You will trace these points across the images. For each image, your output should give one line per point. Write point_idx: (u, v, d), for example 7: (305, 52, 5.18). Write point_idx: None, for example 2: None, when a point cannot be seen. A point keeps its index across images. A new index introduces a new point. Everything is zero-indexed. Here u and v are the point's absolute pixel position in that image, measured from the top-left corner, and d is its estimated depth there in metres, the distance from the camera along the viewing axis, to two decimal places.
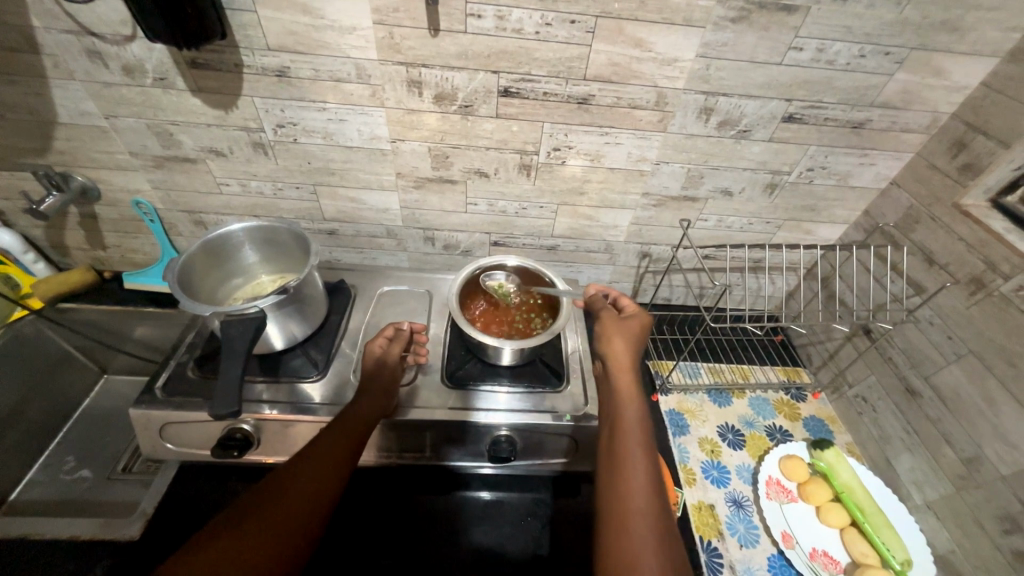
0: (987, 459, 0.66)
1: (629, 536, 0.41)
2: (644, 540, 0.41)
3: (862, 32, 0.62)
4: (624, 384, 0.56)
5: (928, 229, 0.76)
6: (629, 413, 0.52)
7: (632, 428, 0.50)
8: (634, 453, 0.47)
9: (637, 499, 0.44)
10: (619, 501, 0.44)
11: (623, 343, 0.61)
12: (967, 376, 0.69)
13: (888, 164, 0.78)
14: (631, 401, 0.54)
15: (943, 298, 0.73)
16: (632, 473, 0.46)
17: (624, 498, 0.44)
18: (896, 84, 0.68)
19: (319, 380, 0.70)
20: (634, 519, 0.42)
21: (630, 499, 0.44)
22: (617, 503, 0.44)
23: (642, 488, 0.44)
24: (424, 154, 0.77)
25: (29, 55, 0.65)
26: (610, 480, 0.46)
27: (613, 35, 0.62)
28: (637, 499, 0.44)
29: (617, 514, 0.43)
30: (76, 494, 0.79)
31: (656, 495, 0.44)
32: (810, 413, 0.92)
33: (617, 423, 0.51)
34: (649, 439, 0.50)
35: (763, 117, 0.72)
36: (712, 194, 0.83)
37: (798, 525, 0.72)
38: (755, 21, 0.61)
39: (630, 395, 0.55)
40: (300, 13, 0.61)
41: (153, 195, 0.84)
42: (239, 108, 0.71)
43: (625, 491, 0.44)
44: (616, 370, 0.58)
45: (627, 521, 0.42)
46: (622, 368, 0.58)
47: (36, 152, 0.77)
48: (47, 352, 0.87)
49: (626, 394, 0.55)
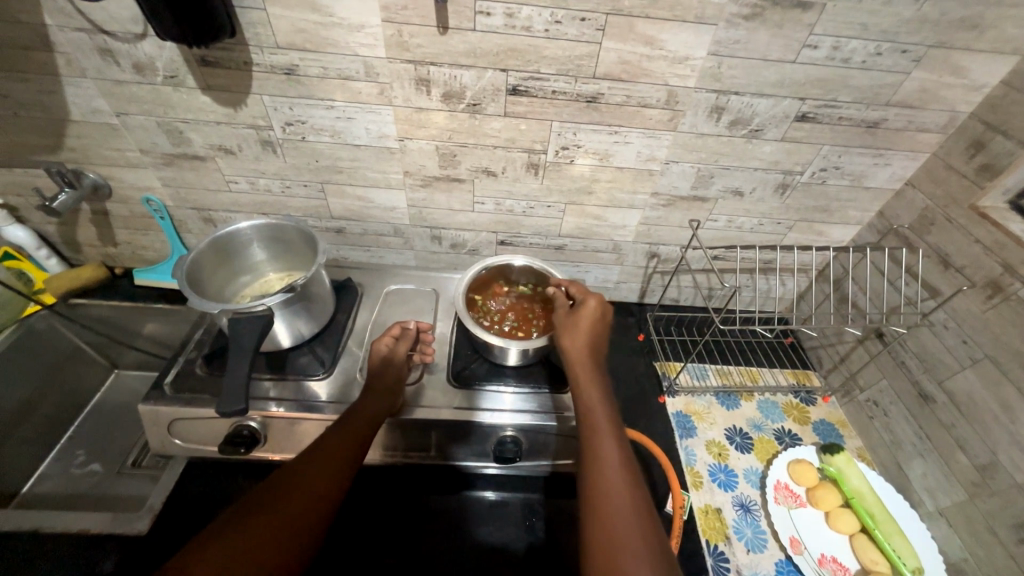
0: (1002, 466, 0.65)
1: (606, 521, 0.43)
2: (621, 518, 0.43)
3: (879, 30, 0.61)
4: (587, 374, 0.58)
5: (943, 231, 0.74)
6: (593, 402, 0.55)
7: (598, 416, 0.53)
8: (603, 438, 0.50)
9: (610, 481, 0.46)
10: (594, 487, 0.46)
11: (579, 333, 0.62)
12: (983, 381, 0.68)
13: (903, 164, 0.77)
14: (593, 388, 0.56)
15: (959, 302, 0.72)
16: (603, 456, 0.48)
17: (598, 484, 0.46)
18: (914, 82, 0.66)
19: (325, 378, 0.70)
20: (609, 501, 0.45)
21: (602, 481, 0.46)
22: (593, 489, 0.46)
23: (615, 467, 0.47)
24: (432, 152, 0.77)
25: (42, 53, 0.66)
26: (587, 469, 0.48)
27: (624, 32, 0.61)
28: (611, 481, 0.46)
29: (594, 500, 0.45)
30: (86, 488, 0.80)
31: (628, 475, 0.47)
32: (820, 417, 0.90)
33: (583, 415, 0.54)
34: (616, 424, 0.52)
35: (775, 117, 0.71)
36: (722, 194, 0.82)
37: (807, 531, 0.71)
38: (769, 18, 0.60)
39: (591, 383, 0.57)
40: (309, 11, 0.61)
41: (163, 193, 0.85)
42: (248, 106, 0.71)
43: (598, 476, 0.47)
44: (576, 363, 0.59)
45: (603, 504, 0.45)
46: (582, 358, 0.59)
47: (49, 149, 0.78)
48: (59, 347, 0.89)
49: (588, 383, 0.57)
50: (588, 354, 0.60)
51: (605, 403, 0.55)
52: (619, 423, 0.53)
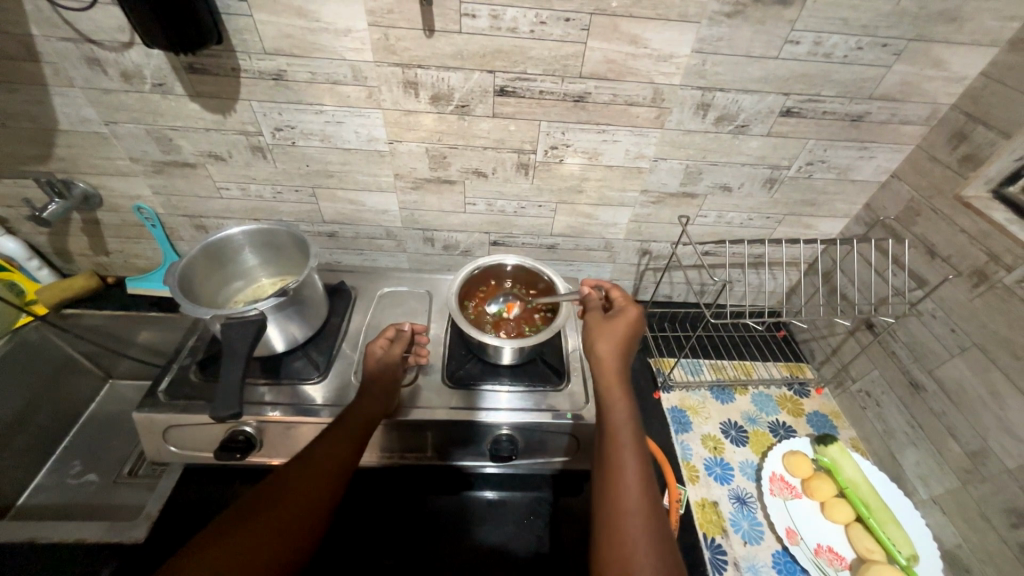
0: (993, 452, 0.66)
1: (620, 538, 0.41)
2: (636, 547, 0.40)
3: (859, 25, 0.62)
4: (613, 381, 0.54)
5: (929, 221, 0.75)
6: (617, 410, 0.51)
7: (620, 428, 0.49)
8: (623, 452, 0.47)
9: (629, 501, 0.43)
10: (611, 505, 0.43)
11: (609, 338, 0.59)
12: (971, 369, 0.68)
13: (888, 156, 0.78)
14: (620, 398, 0.52)
15: (946, 291, 0.72)
16: (622, 473, 0.45)
17: (614, 503, 0.43)
18: (895, 75, 0.67)
19: (320, 382, 0.70)
20: (626, 525, 0.41)
21: (620, 500, 0.43)
22: (610, 508, 0.43)
23: (633, 487, 0.44)
24: (422, 154, 0.77)
25: (29, 63, 0.66)
26: (605, 478, 0.45)
27: (608, 32, 0.62)
28: (629, 502, 0.43)
29: (609, 520, 0.43)
30: (83, 498, 0.80)
31: (648, 497, 0.43)
32: (814, 408, 0.91)
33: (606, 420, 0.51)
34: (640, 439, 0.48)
35: (760, 112, 0.71)
36: (711, 189, 0.83)
37: (803, 521, 0.72)
38: (751, 15, 0.61)
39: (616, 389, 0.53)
40: (295, 16, 0.61)
41: (154, 201, 0.85)
42: (237, 112, 0.71)
43: (616, 494, 0.44)
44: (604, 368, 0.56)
45: (619, 527, 0.41)
46: (610, 364, 0.56)
47: (38, 159, 0.78)
48: (53, 358, 0.88)
49: (614, 392, 0.53)
50: (617, 360, 0.56)
51: (629, 413, 0.51)
52: (642, 435, 0.49)
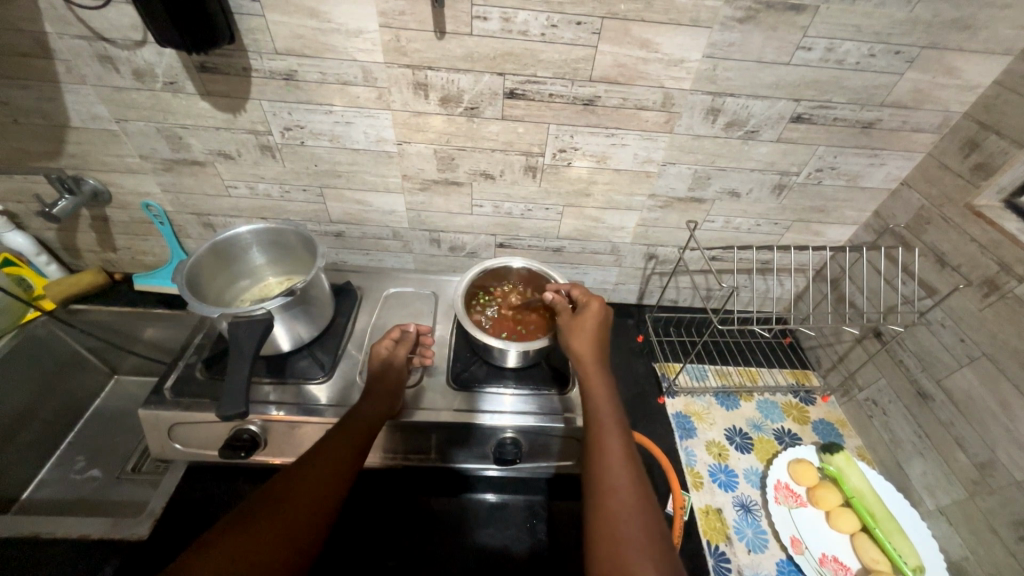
0: (1001, 464, 0.65)
1: (609, 512, 0.43)
2: (625, 518, 0.42)
3: (872, 32, 0.62)
4: (591, 374, 0.57)
5: (939, 230, 0.75)
6: (597, 397, 0.54)
7: (604, 415, 0.52)
8: (607, 433, 0.50)
9: (613, 479, 0.45)
10: (598, 485, 0.46)
11: (584, 334, 0.62)
12: (980, 379, 0.68)
13: (899, 164, 0.77)
14: (598, 387, 0.56)
15: (956, 300, 0.72)
16: (608, 454, 0.48)
17: (602, 481, 0.46)
18: (907, 83, 0.67)
19: (324, 382, 0.70)
20: (613, 498, 0.44)
21: (607, 478, 0.46)
22: (597, 486, 0.46)
23: (618, 466, 0.47)
24: (430, 155, 0.77)
25: (42, 61, 0.66)
26: (592, 459, 0.48)
27: (620, 36, 0.62)
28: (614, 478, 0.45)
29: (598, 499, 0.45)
30: (86, 493, 0.80)
31: (632, 473, 0.46)
32: (819, 416, 0.90)
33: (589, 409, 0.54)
34: (622, 424, 0.52)
35: (771, 118, 0.71)
36: (719, 195, 0.83)
37: (808, 530, 0.71)
38: (764, 21, 0.61)
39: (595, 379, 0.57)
40: (307, 17, 0.61)
41: (162, 199, 0.85)
42: (247, 112, 0.72)
43: (603, 473, 0.46)
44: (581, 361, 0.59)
45: (608, 502, 0.44)
46: (586, 357, 0.59)
47: (49, 156, 0.78)
48: (60, 353, 0.89)
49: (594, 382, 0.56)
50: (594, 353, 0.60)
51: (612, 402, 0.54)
52: (625, 420, 0.52)
